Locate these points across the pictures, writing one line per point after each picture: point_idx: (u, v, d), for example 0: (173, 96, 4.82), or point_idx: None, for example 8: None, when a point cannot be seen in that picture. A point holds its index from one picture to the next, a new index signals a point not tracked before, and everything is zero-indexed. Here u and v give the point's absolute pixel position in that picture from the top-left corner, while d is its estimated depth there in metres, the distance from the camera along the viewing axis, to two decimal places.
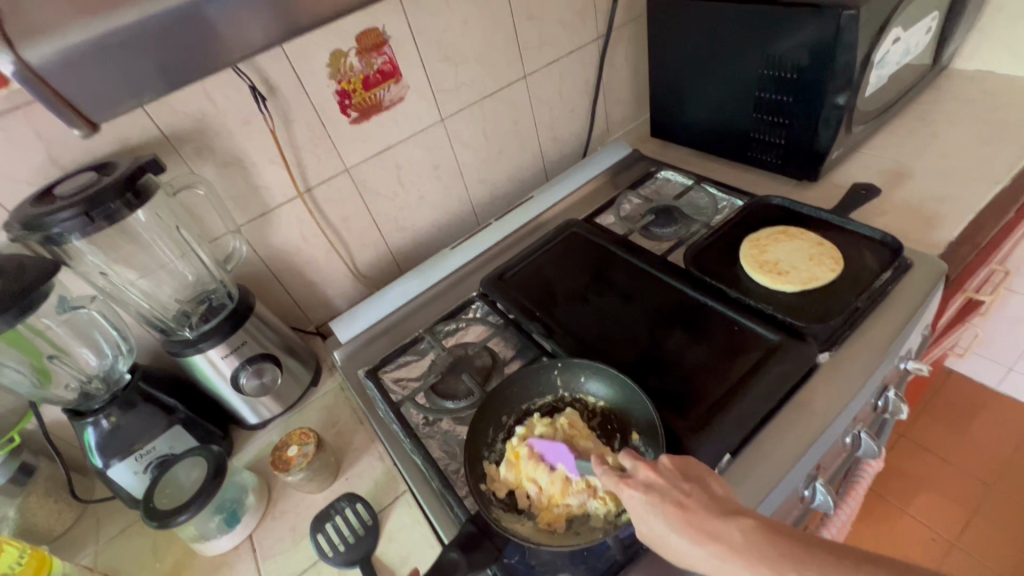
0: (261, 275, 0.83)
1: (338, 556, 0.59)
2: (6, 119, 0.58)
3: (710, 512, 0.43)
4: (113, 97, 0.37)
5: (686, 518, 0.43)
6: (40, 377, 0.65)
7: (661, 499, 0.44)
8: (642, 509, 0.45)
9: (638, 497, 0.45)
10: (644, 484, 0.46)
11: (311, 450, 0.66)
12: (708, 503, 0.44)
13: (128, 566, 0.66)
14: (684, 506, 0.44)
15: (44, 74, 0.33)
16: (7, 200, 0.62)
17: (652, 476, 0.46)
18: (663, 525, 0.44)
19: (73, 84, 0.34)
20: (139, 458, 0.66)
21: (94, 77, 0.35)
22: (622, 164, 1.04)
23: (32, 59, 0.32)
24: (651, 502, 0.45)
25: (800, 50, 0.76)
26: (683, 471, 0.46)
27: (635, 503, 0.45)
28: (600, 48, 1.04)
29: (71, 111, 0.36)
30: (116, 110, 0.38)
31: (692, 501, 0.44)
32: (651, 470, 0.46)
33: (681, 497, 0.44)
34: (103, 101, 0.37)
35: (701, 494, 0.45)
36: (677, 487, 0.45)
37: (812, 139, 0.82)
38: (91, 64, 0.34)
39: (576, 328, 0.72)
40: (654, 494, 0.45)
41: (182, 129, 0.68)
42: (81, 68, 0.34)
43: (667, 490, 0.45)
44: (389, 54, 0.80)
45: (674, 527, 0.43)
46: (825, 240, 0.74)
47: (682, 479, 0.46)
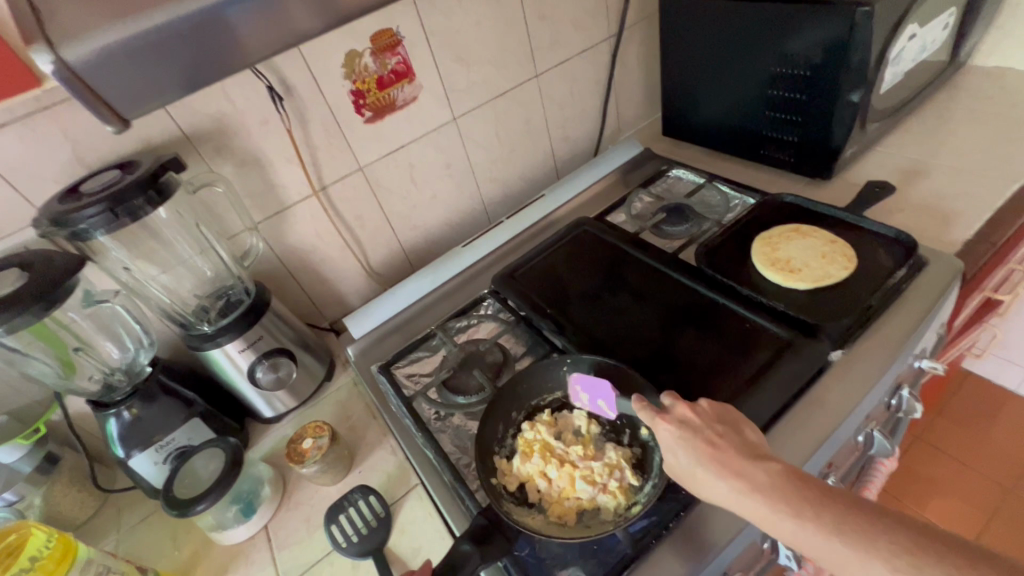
0: (277, 272, 0.85)
1: (352, 546, 0.60)
2: (36, 120, 0.60)
3: (736, 455, 0.45)
4: (141, 93, 0.38)
5: (711, 455, 0.45)
6: (65, 368, 0.68)
7: (693, 436, 0.46)
8: (671, 442, 0.47)
9: (670, 432, 0.47)
10: (679, 421, 0.48)
11: (325, 443, 0.67)
12: (737, 445, 0.45)
13: (149, 553, 0.68)
14: (714, 444, 0.46)
15: (82, 72, 0.34)
16: (35, 198, 0.64)
17: (686, 417, 0.48)
18: (691, 460, 0.46)
19: (108, 82, 0.36)
20: (159, 449, 0.68)
21: (126, 75, 0.36)
22: (633, 162, 1.04)
23: (71, 58, 0.33)
24: (682, 437, 0.47)
25: (814, 48, 0.76)
26: (718, 416, 0.48)
27: (665, 436, 0.48)
28: (612, 47, 1.04)
29: (104, 108, 0.37)
30: (148, 108, 0.39)
31: (722, 441, 0.46)
32: (688, 409, 0.48)
33: (713, 437, 0.46)
34: (134, 98, 0.38)
35: (731, 436, 0.46)
36: (710, 428, 0.47)
37: (825, 137, 0.82)
38: (125, 64, 0.35)
39: (587, 325, 0.73)
40: (686, 431, 0.47)
41: (203, 129, 0.70)
42: (114, 66, 0.35)
43: (700, 429, 0.47)
44: (402, 54, 0.81)
45: (701, 463, 0.45)
46: (839, 238, 0.73)
47: (716, 424, 0.47)
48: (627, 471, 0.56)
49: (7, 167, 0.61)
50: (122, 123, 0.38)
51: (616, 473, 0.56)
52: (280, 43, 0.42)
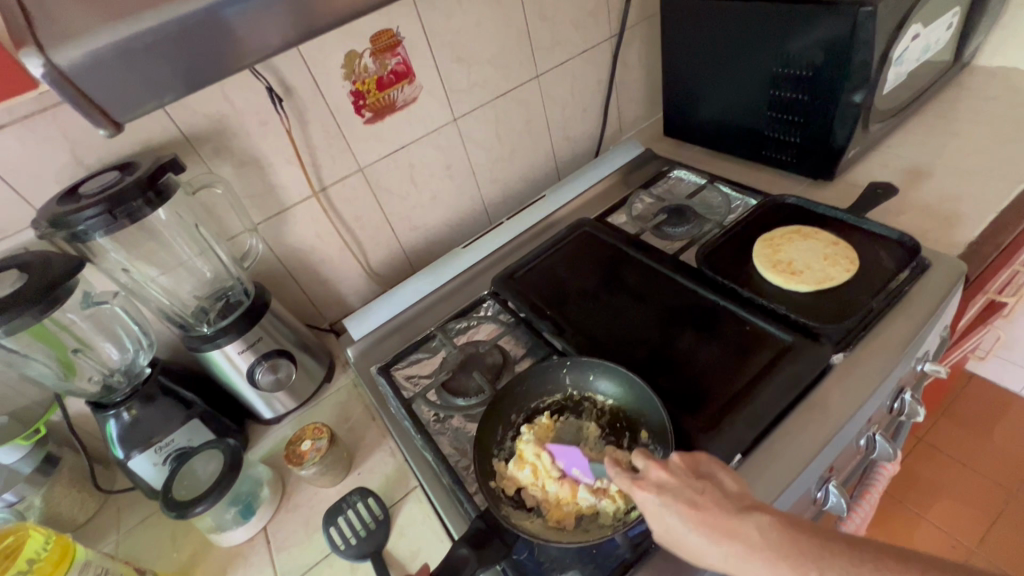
0: (277, 272, 0.85)
1: (350, 549, 0.60)
2: (35, 120, 0.60)
3: (723, 511, 0.44)
4: (135, 97, 0.37)
5: (698, 516, 0.44)
6: (65, 370, 0.67)
7: (675, 499, 0.45)
8: (659, 510, 0.45)
9: (652, 497, 0.46)
10: (656, 485, 0.46)
11: (324, 445, 0.67)
12: (720, 499, 0.45)
13: (148, 555, 0.68)
14: (696, 505, 0.44)
15: (72, 76, 0.34)
16: (35, 199, 0.64)
17: (663, 479, 0.46)
18: (678, 523, 0.44)
19: (99, 86, 0.35)
20: (158, 450, 0.68)
21: (118, 79, 0.36)
22: (634, 162, 1.04)
23: (61, 62, 0.33)
24: (665, 501, 0.45)
25: (816, 47, 0.75)
26: (692, 467, 0.47)
27: (649, 504, 0.46)
28: (613, 47, 1.04)
29: (98, 112, 0.36)
30: (142, 113, 0.39)
31: (704, 497, 0.45)
32: (662, 469, 0.47)
33: (694, 494, 0.45)
34: (128, 103, 0.37)
35: (713, 490, 0.45)
36: (690, 486, 0.45)
37: (828, 137, 0.81)
38: (117, 67, 0.35)
39: (586, 327, 0.72)
40: (666, 494, 0.45)
41: (202, 130, 0.70)
42: (107, 69, 0.35)
43: (679, 491, 0.45)
44: (402, 55, 0.81)
45: (690, 525, 0.44)
46: (841, 240, 0.72)
47: (693, 478, 0.46)
48: (626, 474, 0.56)
49: (6, 168, 0.61)
50: (114, 128, 0.38)
51: (616, 476, 0.56)
52: (275, 46, 0.41)
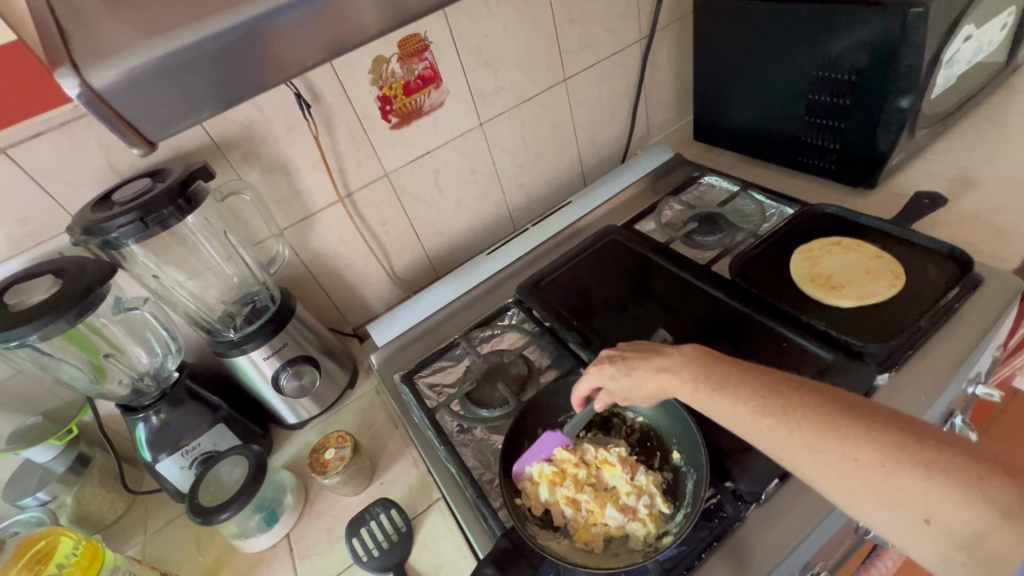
0: (302, 278, 0.85)
1: (372, 560, 0.60)
2: (71, 128, 0.61)
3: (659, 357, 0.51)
4: (170, 116, 0.37)
5: (643, 368, 0.51)
6: (97, 374, 0.68)
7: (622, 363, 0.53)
8: (614, 377, 0.53)
9: (606, 365, 0.54)
10: (606, 358, 0.54)
11: (348, 454, 0.66)
12: (659, 352, 0.52)
13: (174, 557, 0.68)
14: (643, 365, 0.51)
15: (108, 96, 0.33)
16: (70, 204, 0.65)
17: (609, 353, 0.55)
18: (629, 379, 0.52)
19: (135, 105, 0.35)
20: (185, 454, 0.69)
21: (153, 98, 0.35)
22: (664, 168, 1.01)
23: (98, 83, 0.33)
24: (616, 366, 0.53)
25: (859, 49, 0.72)
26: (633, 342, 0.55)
27: (604, 370, 0.54)
28: (643, 50, 1.01)
29: (131, 131, 0.35)
30: (176, 132, 0.38)
31: (644, 354, 0.52)
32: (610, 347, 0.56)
33: (638, 354, 0.53)
34: (162, 121, 0.37)
35: (653, 347, 0.53)
36: (631, 352, 0.53)
37: (869, 144, 0.78)
38: (152, 87, 0.34)
39: (614, 339, 0.70)
40: (613, 360, 0.54)
41: (232, 137, 0.70)
42: (143, 89, 0.34)
43: (622, 355, 0.53)
44: (430, 59, 0.80)
45: (636, 377, 0.51)
46: (885, 253, 0.69)
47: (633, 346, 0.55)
48: (657, 498, 0.54)
49: (44, 175, 0.62)
50: (149, 147, 0.37)
51: (647, 499, 0.54)
52: (308, 61, 0.40)
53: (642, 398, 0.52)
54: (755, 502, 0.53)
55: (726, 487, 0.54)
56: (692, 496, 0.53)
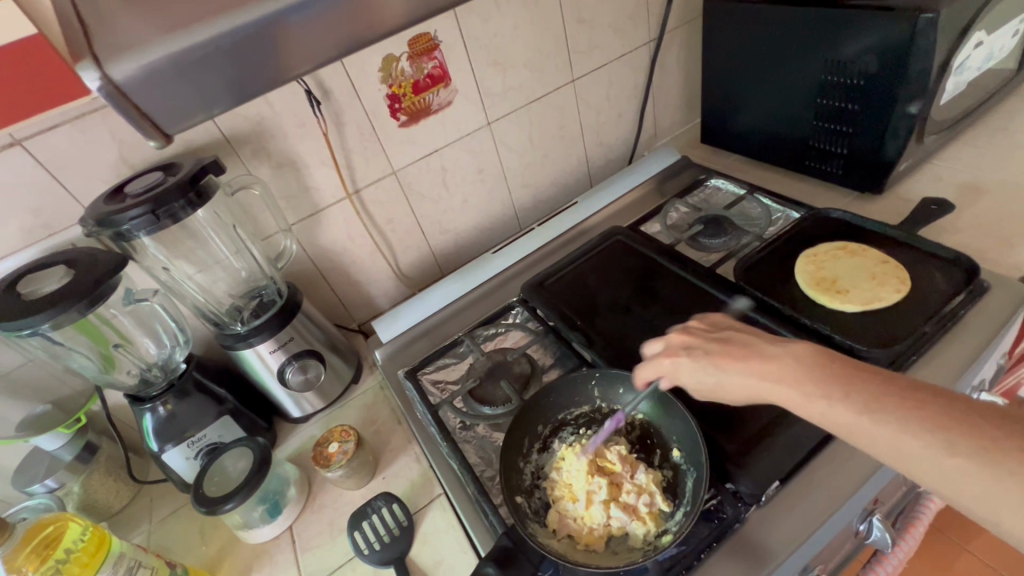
0: (309, 274, 0.86)
1: (374, 554, 0.60)
2: (85, 121, 0.62)
3: (749, 348, 0.50)
4: (185, 109, 0.37)
5: (729, 362, 0.51)
6: (106, 364, 0.69)
7: (703, 353, 0.53)
8: (691, 370, 0.53)
9: (684, 358, 0.53)
10: (683, 349, 0.54)
11: (351, 448, 0.67)
12: (747, 342, 0.51)
13: (178, 547, 0.69)
14: (724, 354, 0.51)
15: (126, 89, 0.34)
16: (83, 197, 0.66)
17: (689, 343, 0.54)
18: (713, 374, 0.51)
19: (153, 98, 0.36)
20: (191, 445, 0.70)
21: (169, 92, 0.36)
22: (670, 170, 1.01)
23: (115, 76, 0.33)
24: (695, 358, 0.53)
25: (869, 54, 0.72)
26: (713, 329, 0.54)
27: (680, 363, 0.54)
28: (652, 52, 1.01)
29: (147, 123, 0.36)
30: (192, 124, 0.39)
31: (733, 346, 0.52)
32: (685, 336, 0.55)
33: (723, 345, 0.52)
34: (177, 114, 0.38)
35: (740, 336, 0.52)
36: (710, 342, 0.53)
37: (877, 150, 0.78)
38: (169, 81, 0.35)
39: (618, 339, 0.71)
40: (695, 352, 0.53)
41: (242, 132, 0.71)
42: (159, 83, 0.35)
43: (703, 346, 0.53)
44: (439, 58, 0.81)
45: (720, 371, 0.51)
46: (890, 258, 0.69)
47: (717, 334, 0.54)
48: (657, 496, 0.54)
49: (58, 167, 0.63)
50: (163, 138, 0.38)
51: (647, 497, 0.54)
52: (322, 57, 0.41)
53: (728, 396, 0.51)
54: (755, 504, 0.53)
55: (726, 488, 0.54)
56: (692, 495, 0.53)
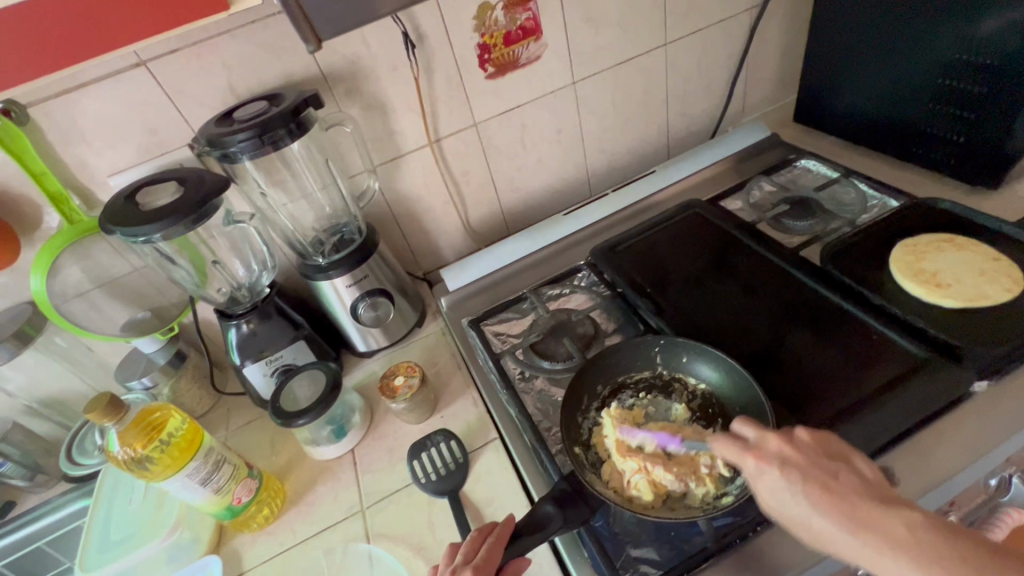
0: (384, 217, 0.88)
1: (429, 483, 0.63)
2: (202, 47, 0.66)
3: (861, 501, 0.39)
4: (334, 17, 0.46)
5: (831, 501, 0.40)
6: (201, 278, 0.75)
7: (802, 478, 0.41)
8: (775, 485, 0.42)
9: (773, 474, 0.43)
10: (779, 459, 0.43)
11: (416, 383, 0.70)
12: (857, 486, 0.40)
13: (252, 453, 0.75)
14: (827, 488, 0.40)
15: None
16: (193, 120, 0.70)
17: (786, 455, 0.43)
18: (805, 508, 0.41)
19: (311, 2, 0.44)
20: (268, 363, 0.75)
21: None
22: (755, 148, 0.96)
23: None
24: (789, 480, 0.42)
25: (1009, 31, 0.65)
26: (823, 447, 0.43)
27: (767, 477, 0.43)
28: (753, 19, 0.96)
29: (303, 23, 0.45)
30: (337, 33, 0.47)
31: (839, 484, 0.41)
32: (784, 444, 0.44)
33: (826, 478, 0.41)
34: (329, 20, 0.46)
35: (848, 475, 0.42)
36: (818, 466, 0.42)
37: (1000, 140, 0.71)
38: None
39: (689, 310, 0.70)
40: (790, 471, 0.42)
41: (340, 71, 0.73)
42: None
43: (808, 469, 0.42)
44: (534, 10, 0.79)
45: (818, 509, 0.40)
46: (1003, 255, 0.64)
47: (825, 459, 0.42)
48: (718, 460, 0.54)
49: (174, 90, 0.67)
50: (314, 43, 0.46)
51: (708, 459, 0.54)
52: None
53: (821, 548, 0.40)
54: None
55: None
56: None
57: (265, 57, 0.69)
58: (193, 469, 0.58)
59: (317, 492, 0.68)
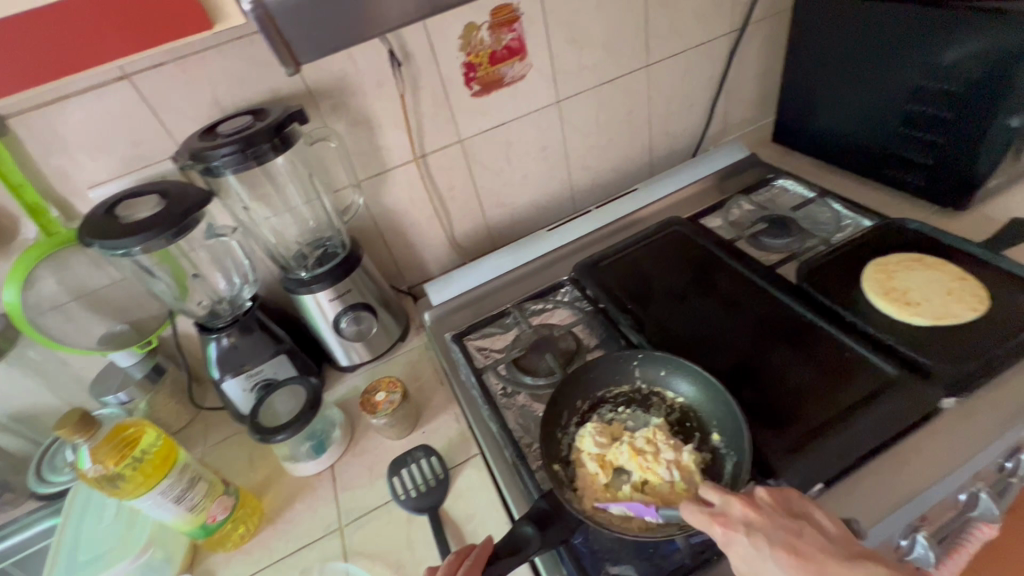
0: (369, 231, 0.88)
1: (409, 500, 0.63)
2: (186, 63, 0.66)
3: (826, 559, 0.42)
4: (312, 39, 0.46)
5: (798, 564, 0.42)
6: (181, 291, 0.74)
7: (768, 542, 0.43)
8: (746, 552, 0.43)
9: (741, 540, 0.44)
10: (744, 526, 0.44)
11: (398, 399, 0.69)
12: (821, 546, 0.43)
13: (229, 470, 0.74)
14: (794, 550, 0.42)
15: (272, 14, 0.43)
16: (177, 134, 0.70)
17: (749, 517, 0.45)
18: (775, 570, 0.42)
19: (289, 25, 0.44)
20: (248, 377, 0.74)
21: (303, 21, 0.44)
22: (735, 167, 0.99)
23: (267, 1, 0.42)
24: (757, 545, 0.43)
25: (973, 59, 0.68)
26: (784, 509, 0.45)
27: (736, 544, 0.44)
28: (732, 43, 0.99)
29: (281, 46, 0.45)
30: (315, 56, 0.47)
31: (803, 542, 0.43)
32: (749, 508, 0.45)
33: (791, 537, 0.43)
34: (307, 43, 0.46)
35: (812, 535, 0.44)
36: (780, 528, 0.44)
37: (967, 163, 0.74)
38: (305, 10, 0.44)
39: (669, 326, 0.71)
40: (757, 535, 0.43)
41: (326, 86, 0.74)
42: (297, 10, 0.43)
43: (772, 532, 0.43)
44: (518, 31, 0.81)
45: (787, 569, 0.42)
46: (969, 275, 0.66)
47: (786, 519, 0.45)
48: (696, 475, 0.55)
49: (159, 104, 0.67)
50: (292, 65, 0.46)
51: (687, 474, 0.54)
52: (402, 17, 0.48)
53: None
54: None
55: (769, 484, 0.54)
56: (732, 478, 0.54)
57: (251, 72, 0.69)
58: (166, 487, 0.56)
59: (295, 510, 0.67)
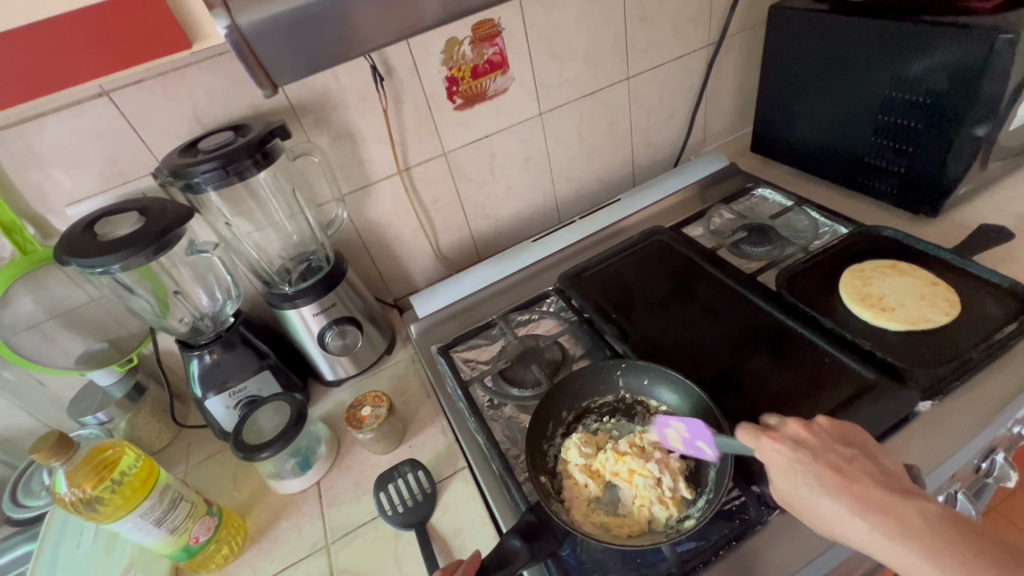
0: (353, 244, 0.88)
1: (396, 515, 0.63)
2: (166, 79, 0.66)
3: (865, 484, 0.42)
4: (287, 63, 0.47)
5: (843, 483, 0.43)
6: (161, 309, 0.74)
7: (815, 459, 0.44)
8: (789, 470, 0.45)
9: (787, 454, 0.45)
10: (794, 441, 0.46)
11: (383, 413, 0.69)
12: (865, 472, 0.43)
13: (212, 489, 0.73)
14: (840, 470, 0.43)
15: (248, 37, 0.43)
16: (157, 150, 0.70)
17: (802, 437, 0.46)
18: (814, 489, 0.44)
19: (267, 49, 0.45)
20: (231, 395, 0.73)
21: (279, 46, 0.45)
22: (715, 176, 1.00)
23: (242, 25, 0.43)
24: (802, 460, 0.44)
25: (940, 71, 0.70)
26: (831, 441, 0.46)
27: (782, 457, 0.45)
28: (710, 55, 1.01)
29: (257, 70, 0.46)
30: (291, 77, 0.48)
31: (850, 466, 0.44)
32: (802, 428, 0.47)
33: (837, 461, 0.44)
34: (283, 66, 0.47)
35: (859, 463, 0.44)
36: (833, 449, 0.45)
37: (936, 171, 0.76)
38: (283, 35, 0.45)
39: (653, 335, 0.71)
40: (804, 452, 0.45)
41: (309, 101, 0.74)
42: (273, 36, 0.44)
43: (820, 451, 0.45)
44: (500, 45, 0.82)
45: (828, 491, 0.43)
46: (941, 280, 0.68)
47: (837, 445, 0.45)
48: (680, 483, 0.56)
49: (139, 121, 0.67)
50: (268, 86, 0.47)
51: (671, 482, 0.55)
52: (377, 41, 0.49)
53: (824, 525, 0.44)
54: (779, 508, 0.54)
55: (752, 490, 0.55)
56: (715, 486, 0.54)
57: (233, 87, 0.69)
58: (147, 508, 0.56)
59: (279, 528, 0.66)
